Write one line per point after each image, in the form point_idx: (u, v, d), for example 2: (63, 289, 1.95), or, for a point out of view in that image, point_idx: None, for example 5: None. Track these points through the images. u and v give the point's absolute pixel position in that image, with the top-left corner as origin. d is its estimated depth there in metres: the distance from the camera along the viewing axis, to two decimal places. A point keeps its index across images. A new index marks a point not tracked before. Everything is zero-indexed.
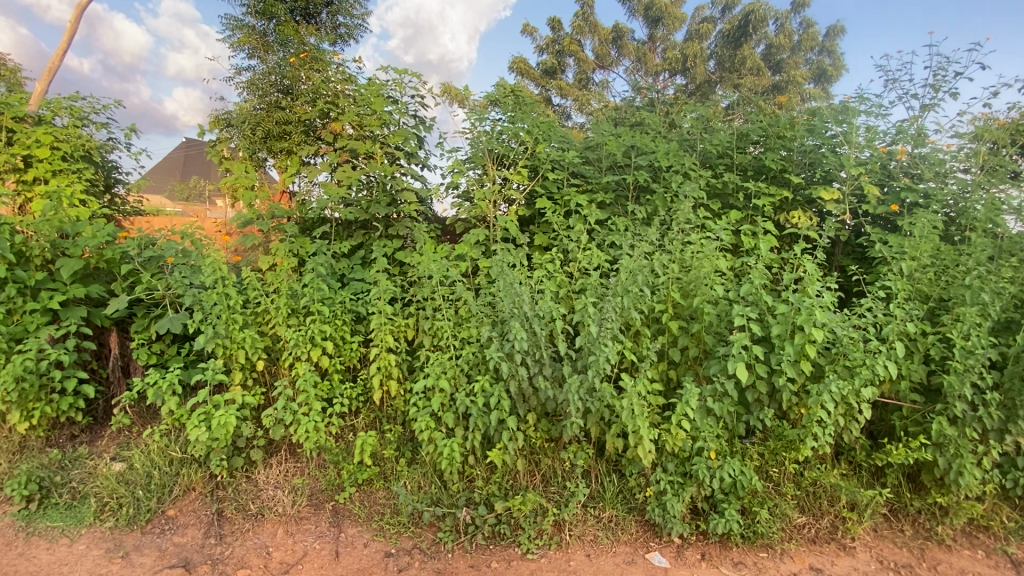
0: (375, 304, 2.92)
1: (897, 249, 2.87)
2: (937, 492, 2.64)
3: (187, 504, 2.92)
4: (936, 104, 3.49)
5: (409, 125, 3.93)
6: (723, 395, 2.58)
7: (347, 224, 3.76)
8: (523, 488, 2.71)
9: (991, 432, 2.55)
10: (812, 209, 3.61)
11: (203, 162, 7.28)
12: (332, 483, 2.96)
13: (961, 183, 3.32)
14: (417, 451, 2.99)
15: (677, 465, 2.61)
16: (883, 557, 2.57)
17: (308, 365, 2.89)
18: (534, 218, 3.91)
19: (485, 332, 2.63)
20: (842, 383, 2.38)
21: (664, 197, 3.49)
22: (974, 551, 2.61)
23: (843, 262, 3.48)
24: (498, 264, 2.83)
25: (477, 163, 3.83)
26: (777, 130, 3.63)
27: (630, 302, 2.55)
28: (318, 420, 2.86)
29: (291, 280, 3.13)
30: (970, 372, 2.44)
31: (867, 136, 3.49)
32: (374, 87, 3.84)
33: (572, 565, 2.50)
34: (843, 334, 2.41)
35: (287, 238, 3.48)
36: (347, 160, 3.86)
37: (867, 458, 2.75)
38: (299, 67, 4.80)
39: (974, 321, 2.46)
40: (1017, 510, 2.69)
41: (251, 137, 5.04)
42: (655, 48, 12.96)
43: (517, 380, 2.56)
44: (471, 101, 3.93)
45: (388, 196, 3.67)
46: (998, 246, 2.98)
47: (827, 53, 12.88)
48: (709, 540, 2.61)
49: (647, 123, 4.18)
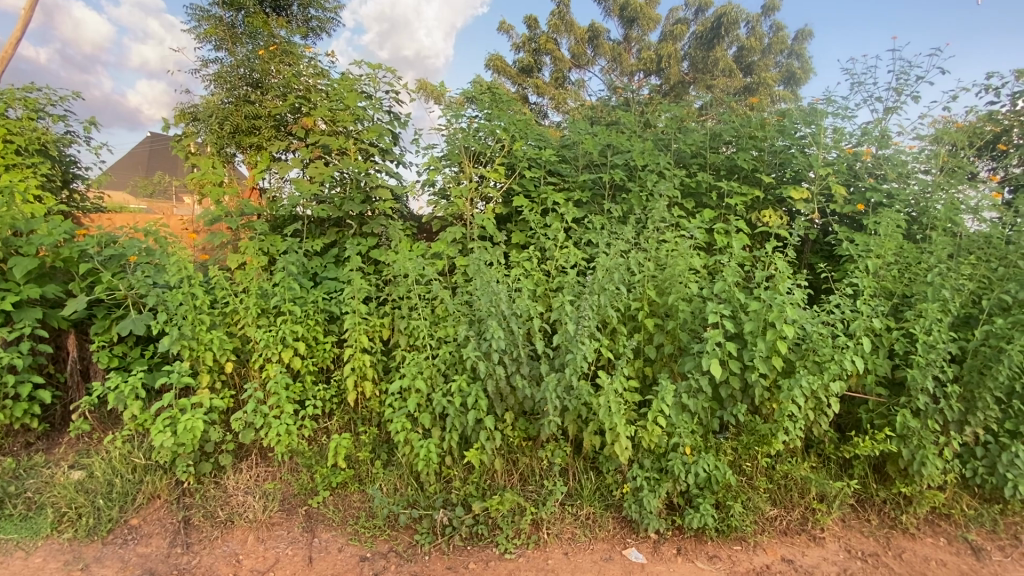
0: (349, 304, 2.86)
1: (863, 247, 2.95)
2: (901, 482, 2.73)
3: (151, 512, 2.81)
4: (898, 107, 3.61)
5: (383, 121, 3.86)
6: (697, 392, 2.61)
7: (320, 221, 3.69)
8: (501, 488, 2.69)
9: (951, 423, 2.65)
10: (782, 208, 3.68)
11: (168, 157, 7.01)
12: (305, 487, 2.88)
13: (922, 184, 3.42)
14: (392, 453, 2.94)
15: (653, 462, 2.63)
16: (851, 546, 2.64)
17: (279, 367, 2.82)
18: (511, 215, 3.90)
19: (461, 332, 2.60)
20: (812, 378, 2.43)
21: (640, 196, 3.51)
22: (935, 538, 2.71)
23: (811, 260, 3.56)
24: (475, 262, 2.80)
25: (453, 160, 3.80)
26: (749, 130, 3.69)
27: (606, 300, 2.56)
28: (290, 423, 2.78)
29: (260, 279, 3.04)
30: (932, 366, 2.53)
31: (834, 137, 3.58)
32: (347, 82, 3.76)
33: (550, 564, 2.49)
34: (813, 330, 2.46)
35: (257, 236, 3.38)
36: (319, 156, 3.78)
37: (835, 450, 2.83)
38: (269, 60, 4.66)
39: (935, 317, 2.55)
40: (976, 498, 2.80)
41: (219, 132, 4.83)
42: (630, 49, 13.07)
43: (494, 379, 2.55)
44: (447, 98, 3.89)
45: (362, 193, 3.60)
46: (957, 244, 3.09)
47: (795, 56, 13.23)
48: (684, 534, 2.64)
49: (623, 123, 4.21)
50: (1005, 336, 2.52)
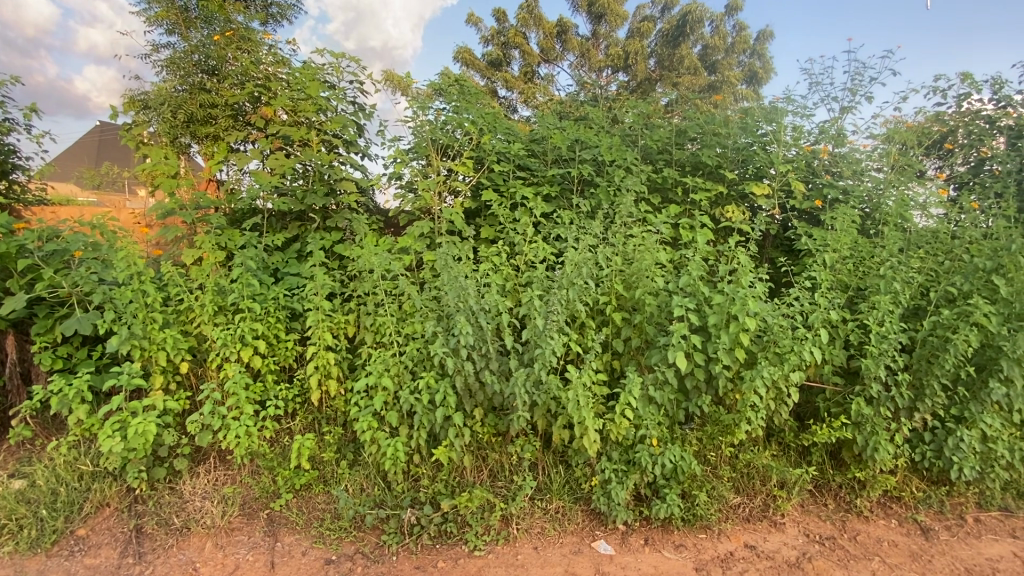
0: (311, 301, 2.78)
1: (821, 242, 3.04)
2: (856, 467, 2.85)
3: (100, 522, 2.67)
4: (853, 106, 3.75)
5: (347, 112, 3.75)
6: (664, 384, 2.65)
7: (280, 215, 3.56)
8: (470, 485, 2.67)
9: (902, 410, 2.78)
10: (745, 203, 3.76)
11: (118, 147, 6.63)
12: (267, 490, 2.78)
13: (875, 181, 3.55)
14: (359, 452, 2.88)
15: (621, 454, 2.66)
16: (810, 531, 2.74)
17: (238, 366, 2.71)
18: (480, 210, 3.85)
19: (429, 328, 2.56)
20: (772, 369, 2.50)
21: (608, 191, 3.53)
22: (888, 520, 2.83)
23: (772, 254, 3.66)
24: (442, 257, 2.75)
25: (420, 153, 3.73)
26: (713, 127, 3.76)
27: (575, 295, 2.57)
28: (250, 424, 2.68)
29: (217, 275, 2.92)
30: (885, 356, 2.63)
31: (793, 135, 3.69)
32: (309, 71, 3.63)
33: (519, 559, 2.49)
34: (774, 322, 2.52)
35: (213, 230, 3.23)
36: (280, 147, 3.64)
37: (795, 438, 2.92)
38: (226, 46, 4.45)
39: (887, 309, 2.66)
40: (925, 480, 2.95)
41: (172, 121, 4.55)
42: (598, 45, 13.13)
43: (463, 375, 2.51)
44: (414, 89, 3.81)
45: (325, 186, 3.50)
46: (908, 239, 3.23)
47: (757, 56, 13.57)
48: (652, 525, 2.68)
49: (590, 117, 4.21)
50: (951, 327, 2.66)
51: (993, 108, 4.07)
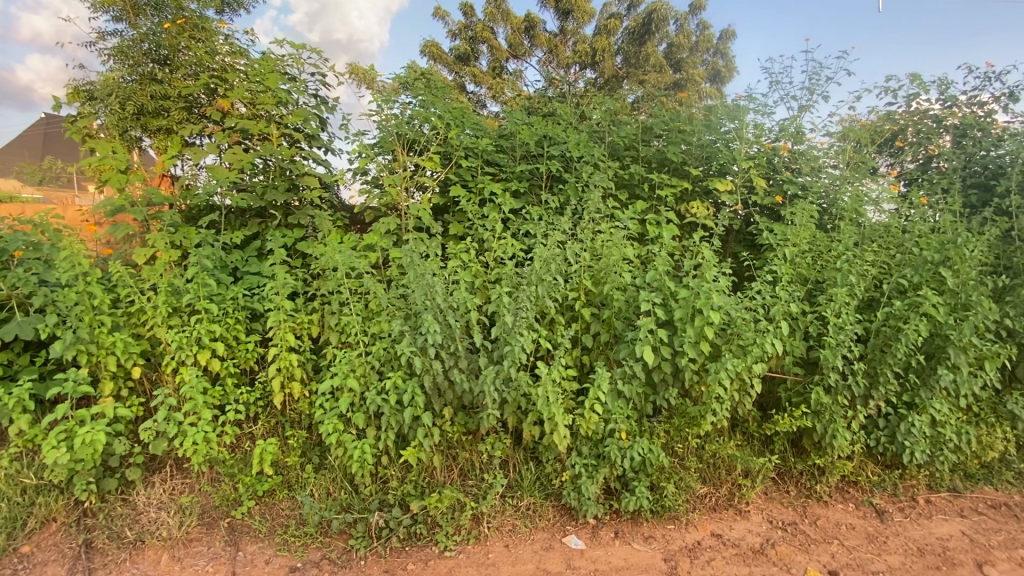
0: (272, 301, 2.69)
1: (781, 236, 3.13)
2: (816, 454, 2.94)
3: (46, 538, 2.52)
4: (811, 105, 3.86)
5: (309, 105, 3.64)
6: (632, 378, 2.67)
7: (239, 211, 3.43)
8: (440, 485, 2.64)
9: (858, 398, 2.88)
10: (709, 199, 3.81)
11: (64, 140, 6.25)
12: (227, 498, 2.68)
13: (831, 177, 3.68)
14: (325, 456, 2.80)
15: (591, 448, 2.67)
16: (773, 517, 2.82)
17: (195, 370, 2.60)
18: (448, 206, 3.80)
19: (396, 327, 2.50)
20: (736, 361, 2.55)
21: (576, 187, 3.53)
22: (845, 504, 2.95)
23: (735, 249, 3.73)
24: (409, 254, 2.69)
25: (386, 148, 3.66)
26: (677, 125, 3.82)
27: (544, 291, 2.56)
28: (208, 430, 2.58)
29: (172, 275, 2.79)
30: (841, 346, 2.73)
31: (755, 133, 3.77)
32: (268, 62, 3.51)
33: (490, 557, 2.47)
34: (737, 315, 2.58)
35: (166, 228, 3.08)
36: (238, 141, 3.50)
37: (758, 428, 3.00)
38: (178, 35, 4.24)
39: (844, 301, 2.76)
40: (880, 465, 3.07)
41: (121, 113, 4.29)
42: (566, 41, 13.16)
43: (431, 374, 2.47)
44: (379, 83, 3.73)
45: (287, 182, 3.39)
46: (862, 233, 3.35)
47: (720, 55, 13.87)
48: (622, 518, 2.70)
49: (558, 114, 4.21)
50: (902, 317, 2.78)
51: (940, 107, 4.25)
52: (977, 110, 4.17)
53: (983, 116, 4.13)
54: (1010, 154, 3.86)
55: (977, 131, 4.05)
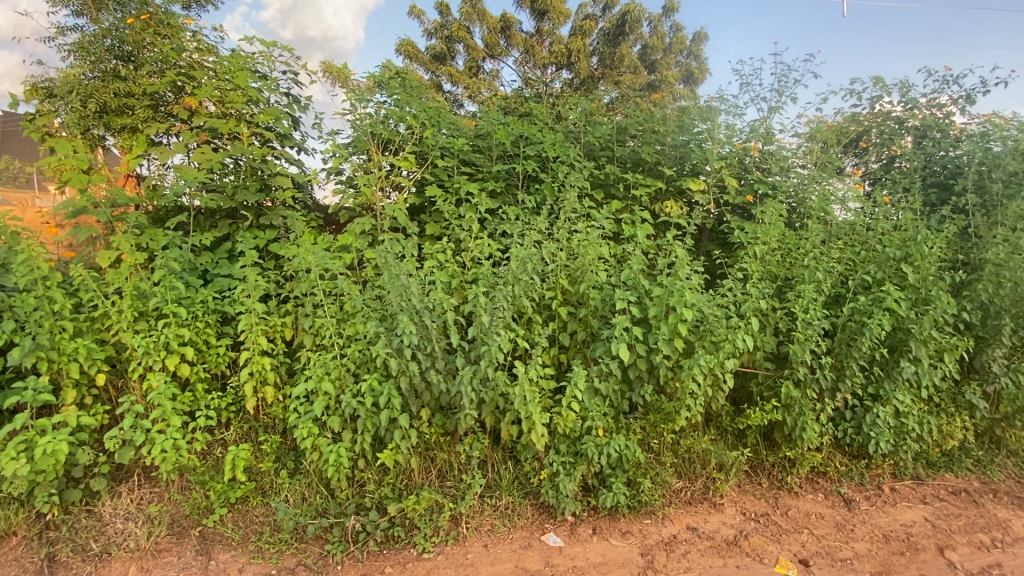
0: (244, 303, 2.63)
1: (752, 235, 3.20)
2: (787, 447, 3.02)
3: (6, 553, 2.42)
4: (780, 106, 3.96)
5: (280, 103, 3.57)
6: (608, 375, 2.70)
7: (209, 212, 3.36)
8: (418, 487, 2.62)
9: (826, 391, 2.97)
10: (683, 199, 3.87)
11: (21, 138, 5.99)
12: (198, 506, 2.61)
13: (800, 177, 3.77)
14: (300, 461, 2.75)
15: (569, 446, 2.69)
16: (746, 509, 2.88)
17: (163, 376, 2.53)
18: (425, 206, 3.77)
19: (371, 328, 2.48)
20: (709, 357, 2.60)
21: (552, 187, 3.55)
22: (815, 494, 3.03)
23: (708, 247, 3.79)
24: (384, 254, 2.67)
25: (361, 148, 3.62)
26: (651, 125, 3.88)
27: (520, 291, 2.57)
28: (177, 437, 2.51)
29: (137, 278, 2.71)
30: (810, 341, 2.81)
31: (726, 133, 3.85)
32: (238, 60, 3.43)
33: (469, 558, 2.46)
34: (710, 312, 2.63)
35: (131, 230, 2.98)
36: (206, 141, 3.41)
37: (731, 422, 3.06)
38: (142, 30, 4.08)
39: (811, 297, 2.84)
40: (847, 455, 3.17)
41: (82, 110, 4.11)
42: (543, 42, 13.20)
43: (408, 376, 2.45)
44: (353, 82, 3.68)
45: (258, 182, 3.32)
46: (829, 231, 3.45)
47: (693, 56, 14.11)
48: (600, 514, 2.73)
49: (534, 113, 4.22)
50: (867, 312, 2.88)
51: (902, 109, 4.41)
52: (937, 111, 4.33)
53: (942, 117, 4.29)
54: (967, 154, 4.03)
55: (936, 132, 4.21)
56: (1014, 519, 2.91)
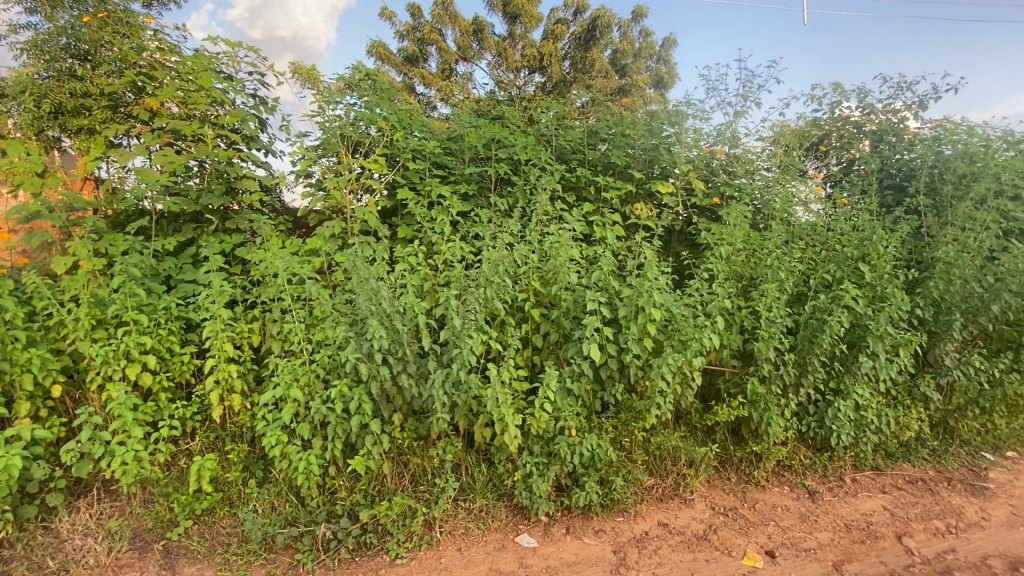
0: (208, 310, 2.57)
1: (718, 236, 3.29)
2: (753, 442, 3.11)
3: None
4: (745, 111, 4.07)
5: (246, 105, 3.50)
6: (580, 376, 2.74)
7: (172, 216, 3.23)
8: (391, 492, 2.60)
9: (790, 386, 3.07)
10: (653, 201, 3.95)
11: None
12: (161, 520, 2.54)
13: (765, 179, 3.88)
14: (269, 469, 2.70)
15: (542, 447, 2.71)
16: (715, 504, 2.95)
17: (123, 386, 2.45)
18: (396, 209, 3.73)
19: (341, 333, 2.45)
20: (677, 356, 2.66)
21: (524, 189, 3.57)
22: (781, 487, 3.13)
23: (677, 248, 3.87)
24: (353, 258, 2.64)
25: (330, 150, 3.57)
26: (621, 129, 3.94)
27: (492, 293, 2.59)
28: (139, 448, 2.43)
29: (95, 285, 2.62)
30: (773, 339, 2.90)
31: (694, 137, 3.94)
32: (201, 60, 3.35)
33: (443, 562, 2.45)
34: (677, 312, 2.68)
35: (89, 235, 2.88)
36: (169, 143, 3.30)
37: (700, 419, 3.14)
38: (100, 28, 3.90)
39: (774, 296, 2.94)
40: (811, 449, 3.27)
41: (36, 112, 3.92)
42: (515, 45, 13.26)
43: (379, 381, 2.43)
44: (322, 83, 3.64)
45: (224, 185, 3.24)
46: (792, 232, 3.57)
47: (663, 61, 14.38)
48: (573, 513, 2.76)
49: (506, 116, 4.23)
50: (827, 310, 2.99)
51: (860, 114, 4.59)
52: (892, 116, 4.52)
53: (897, 122, 4.48)
54: (919, 157, 4.22)
55: (892, 136, 4.39)
56: (966, 506, 3.05)
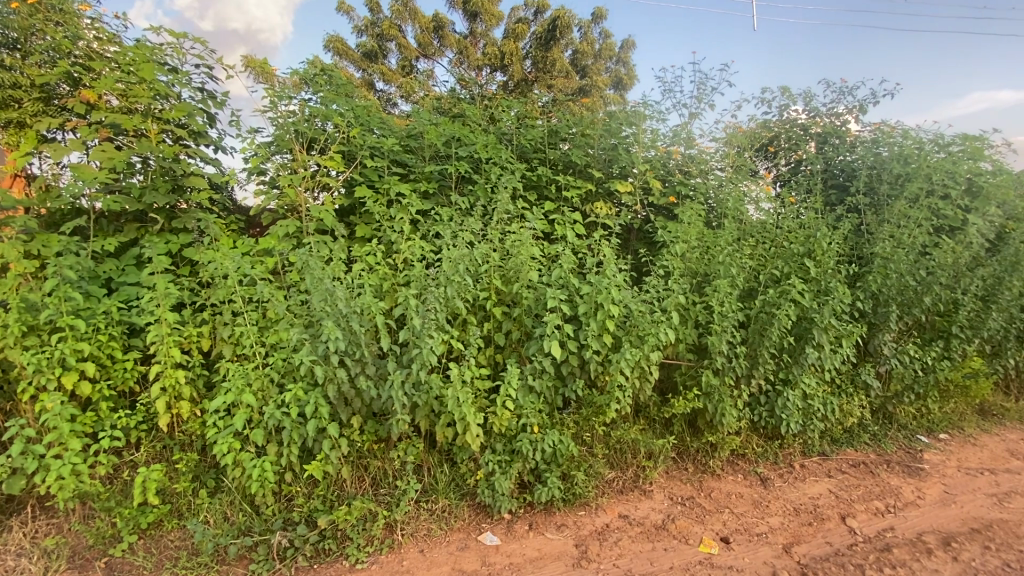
0: (153, 314, 2.45)
1: (674, 234, 3.38)
2: (709, 432, 3.21)
3: None
4: (699, 112, 4.19)
5: (194, 99, 3.35)
6: (541, 373, 2.76)
7: (113, 215, 3.07)
8: (350, 497, 2.56)
9: (742, 378, 3.20)
10: (612, 200, 4.01)
11: None
12: (103, 536, 2.41)
13: (718, 179, 4.02)
14: (221, 478, 2.60)
15: (504, 445, 2.71)
16: (673, 494, 3.04)
17: (59, 396, 2.30)
18: (354, 208, 3.65)
19: (295, 335, 2.38)
20: (635, 351, 2.72)
21: (485, 188, 3.56)
22: (735, 475, 3.25)
23: (636, 246, 3.95)
24: (308, 258, 2.57)
25: (284, 147, 3.47)
26: (581, 129, 3.99)
27: (453, 292, 2.57)
28: (78, 462, 2.30)
29: (27, 289, 2.46)
30: (725, 333, 3.02)
31: (651, 137, 4.03)
32: (141, 51, 3.19)
33: (405, 564, 2.42)
34: (635, 308, 2.75)
35: (19, 235, 2.69)
36: (109, 138, 3.13)
37: (658, 412, 3.21)
38: (30, 15, 3.34)
39: (726, 291, 3.05)
40: (763, 437, 3.42)
41: None
42: (477, 43, 13.19)
43: (336, 383, 2.38)
44: (275, 78, 3.52)
45: (170, 182, 3.09)
46: (744, 229, 3.70)
47: (622, 63, 14.63)
48: (535, 509, 2.78)
49: (467, 115, 4.21)
50: (776, 304, 3.12)
51: (806, 117, 4.81)
52: (835, 119, 4.76)
53: (840, 125, 4.72)
54: (860, 158, 4.46)
55: (835, 138, 4.62)
56: (904, 486, 3.25)
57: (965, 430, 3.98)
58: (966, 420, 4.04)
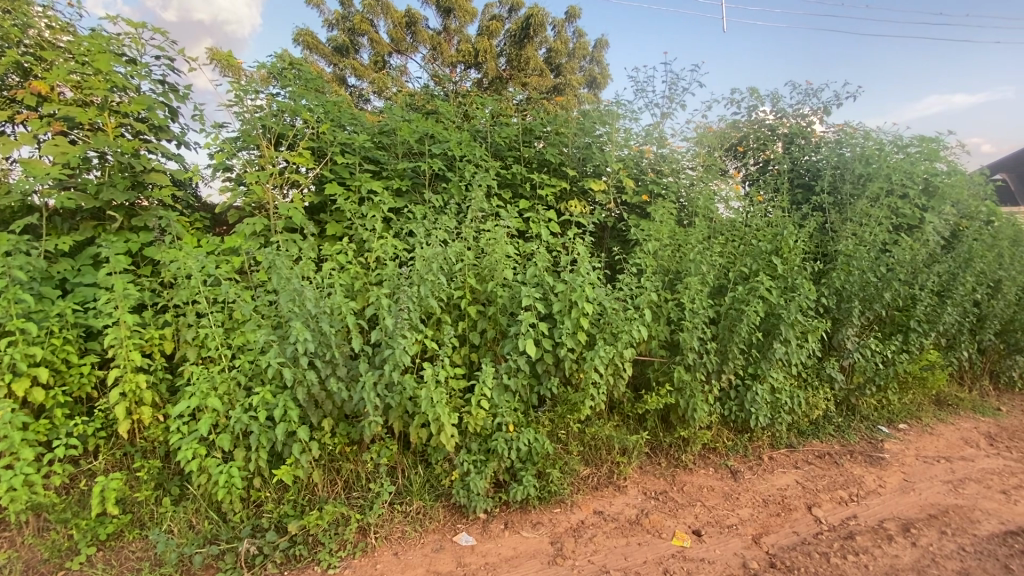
0: (111, 316, 2.34)
1: (647, 232, 3.42)
2: (681, 427, 3.27)
3: None
4: (671, 112, 4.24)
5: (154, 91, 3.22)
6: (516, 371, 2.76)
7: (68, 213, 2.93)
8: (322, 501, 2.51)
9: (712, 373, 3.26)
10: (586, 198, 4.03)
11: None
12: (59, 549, 2.30)
13: (689, 178, 4.08)
14: (186, 485, 2.52)
15: (479, 444, 2.70)
16: (647, 489, 3.08)
17: (8, 404, 2.18)
18: (325, 205, 3.58)
19: (262, 336, 2.32)
20: (608, 348, 2.74)
21: (459, 186, 3.53)
22: (707, 468, 3.32)
23: (610, 244, 3.98)
24: (276, 257, 2.50)
25: (250, 143, 3.37)
26: (555, 127, 4.00)
27: (426, 291, 2.54)
28: (30, 472, 2.18)
29: None
30: (696, 329, 3.07)
31: (624, 136, 4.06)
32: (97, 41, 3.05)
33: (379, 567, 2.39)
34: (608, 305, 2.77)
35: None
36: (62, 131, 2.98)
37: (632, 408, 3.25)
38: None
39: (697, 288, 3.10)
40: (733, 431, 3.50)
41: None
42: (451, 39, 13.09)
43: (306, 385, 2.33)
44: (241, 71, 3.41)
45: (129, 179, 2.96)
46: (715, 227, 3.77)
47: (596, 62, 14.75)
48: (511, 508, 2.78)
49: (441, 112, 4.16)
50: (745, 300, 3.19)
51: (774, 118, 4.93)
52: (801, 120, 4.89)
53: (806, 126, 4.85)
54: (825, 159, 4.60)
55: (801, 138, 4.75)
56: (866, 475, 3.37)
57: (923, 420, 4.15)
58: (924, 410, 4.21)
